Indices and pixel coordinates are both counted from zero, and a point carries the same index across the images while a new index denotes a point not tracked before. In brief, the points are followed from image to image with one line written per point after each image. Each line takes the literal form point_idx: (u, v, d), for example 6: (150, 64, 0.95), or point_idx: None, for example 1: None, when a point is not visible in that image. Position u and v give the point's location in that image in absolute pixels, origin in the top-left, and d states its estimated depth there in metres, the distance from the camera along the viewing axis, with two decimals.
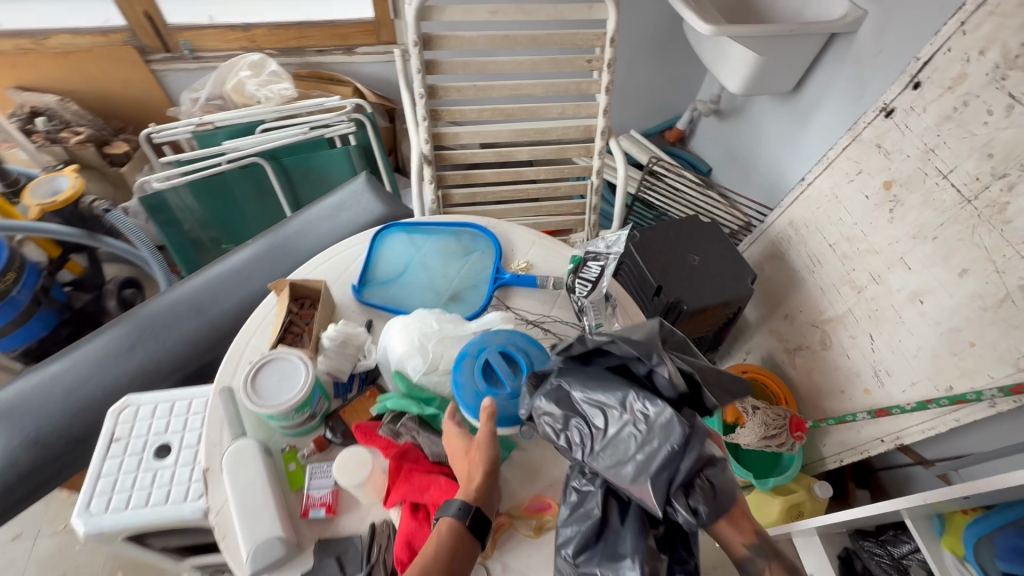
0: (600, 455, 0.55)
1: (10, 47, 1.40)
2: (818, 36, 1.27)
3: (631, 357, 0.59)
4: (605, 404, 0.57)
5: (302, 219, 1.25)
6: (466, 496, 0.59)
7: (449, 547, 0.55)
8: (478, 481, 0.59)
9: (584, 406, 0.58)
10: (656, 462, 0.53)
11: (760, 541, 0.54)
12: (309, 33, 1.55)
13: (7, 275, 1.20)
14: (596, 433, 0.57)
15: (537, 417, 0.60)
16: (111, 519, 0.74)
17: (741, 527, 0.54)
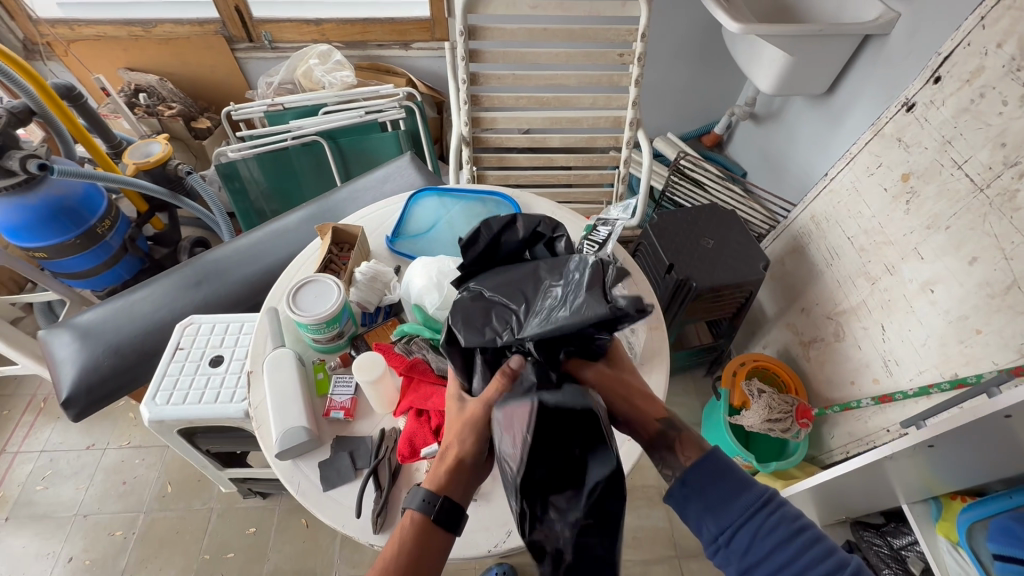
0: (526, 321, 0.59)
1: (124, 33, 1.65)
2: (850, 37, 1.30)
3: (519, 244, 0.71)
4: (509, 289, 0.65)
5: (351, 188, 1.40)
6: (432, 485, 0.58)
7: (414, 539, 0.55)
8: (446, 472, 0.58)
9: (494, 297, 0.64)
10: (584, 283, 0.58)
11: (669, 417, 0.62)
12: (372, 28, 1.72)
13: (105, 221, 1.41)
14: (515, 313, 0.62)
15: (457, 323, 0.63)
16: (171, 410, 0.88)
17: (650, 404, 0.63)
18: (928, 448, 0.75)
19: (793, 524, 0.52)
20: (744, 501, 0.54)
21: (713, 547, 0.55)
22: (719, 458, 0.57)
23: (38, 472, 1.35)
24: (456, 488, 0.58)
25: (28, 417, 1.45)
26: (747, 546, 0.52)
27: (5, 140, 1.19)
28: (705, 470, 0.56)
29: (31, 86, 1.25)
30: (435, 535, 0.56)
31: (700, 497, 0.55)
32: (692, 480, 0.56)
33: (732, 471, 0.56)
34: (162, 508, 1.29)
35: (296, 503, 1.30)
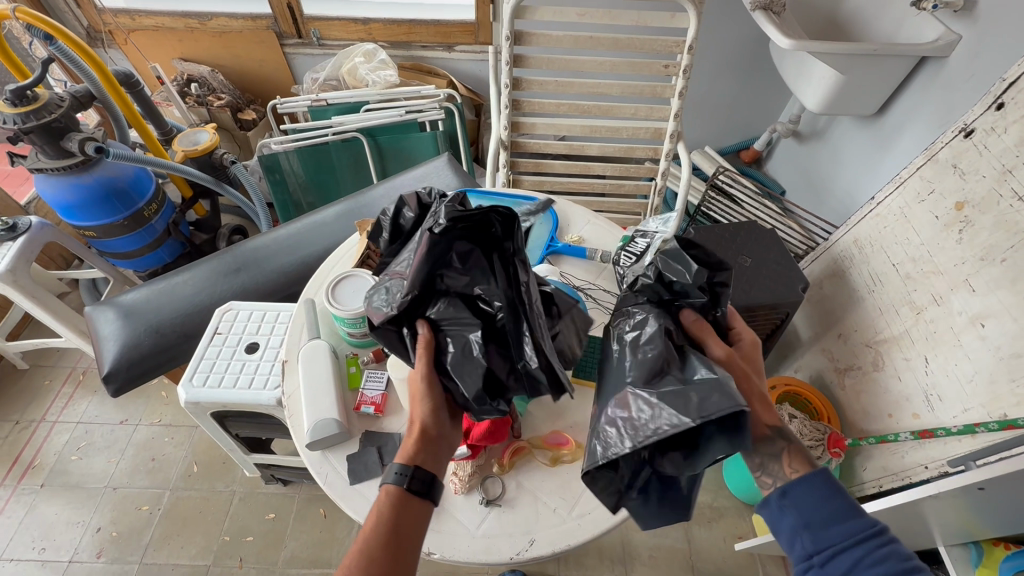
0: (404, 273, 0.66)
1: (181, 25, 1.71)
2: (905, 58, 1.26)
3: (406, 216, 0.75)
4: (401, 255, 0.70)
5: (387, 186, 1.42)
6: (403, 458, 0.61)
7: (393, 510, 0.59)
8: (415, 444, 0.62)
9: (391, 270, 0.70)
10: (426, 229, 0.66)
11: (780, 429, 0.63)
12: (417, 30, 1.75)
13: (152, 205, 1.46)
14: (401, 273, 0.68)
15: (370, 300, 0.68)
16: (206, 392, 0.90)
17: (767, 411, 0.63)
18: (978, 490, 0.72)
19: (900, 562, 0.50)
20: (853, 525, 0.54)
21: (803, 565, 0.54)
22: (831, 484, 0.57)
23: (74, 443, 1.40)
24: (423, 449, 0.62)
25: (67, 389, 1.50)
26: (843, 569, 0.52)
27: (66, 123, 1.25)
28: (811, 486, 0.57)
29: (95, 74, 1.31)
30: (414, 503, 0.60)
31: (800, 512, 0.56)
32: (795, 494, 0.57)
33: (841, 497, 0.56)
34: (187, 488, 1.33)
35: (315, 492, 1.32)
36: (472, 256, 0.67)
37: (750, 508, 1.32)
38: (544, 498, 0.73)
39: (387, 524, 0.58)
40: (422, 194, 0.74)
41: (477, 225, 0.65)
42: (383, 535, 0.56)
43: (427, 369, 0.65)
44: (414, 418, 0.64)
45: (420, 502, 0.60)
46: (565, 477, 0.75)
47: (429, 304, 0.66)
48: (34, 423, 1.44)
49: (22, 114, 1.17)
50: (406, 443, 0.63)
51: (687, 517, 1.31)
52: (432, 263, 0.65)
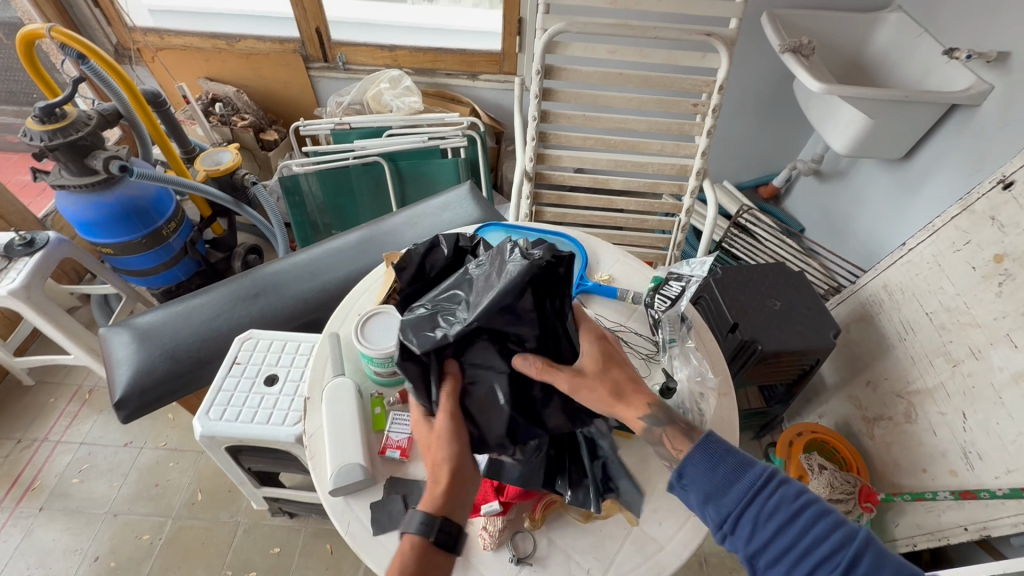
0: (473, 306, 0.63)
1: (209, 46, 1.72)
2: (935, 106, 1.26)
3: (437, 256, 0.73)
4: (449, 289, 0.68)
5: (408, 214, 1.40)
6: (430, 508, 0.58)
7: (416, 562, 0.56)
8: (440, 490, 0.59)
9: (436, 302, 0.66)
10: (502, 265, 0.65)
11: (655, 412, 0.66)
12: (443, 58, 1.77)
13: (171, 223, 1.45)
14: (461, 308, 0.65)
15: (414, 330, 0.63)
16: (223, 426, 0.87)
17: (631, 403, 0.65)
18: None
19: (790, 506, 0.53)
20: (746, 482, 0.56)
21: (720, 535, 0.57)
22: (717, 445, 0.61)
23: (76, 464, 1.36)
24: (448, 499, 0.59)
25: (72, 407, 1.47)
26: (749, 533, 0.54)
27: (92, 140, 1.24)
28: (696, 458, 0.60)
29: (124, 92, 1.31)
30: (439, 554, 0.57)
31: (698, 487, 0.59)
32: (689, 471, 0.60)
33: (730, 456, 0.59)
34: (190, 516, 1.28)
35: (322, 526, 1.27)
36: (526, 300, 0.64)
37: None
38: (577, 557, 0.70)
39: None
40: (461, 240, 0.74)
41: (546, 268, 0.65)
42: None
43: (450, 411, 0.62)
44: (434, 464, 0.61)
45: (444, 556, 0.58)
46: (598, 535, 0.71)
47: (467, 343, 0.64)
48: (36, 442, 1.40)
49: (49, 132, 1.17)
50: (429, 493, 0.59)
51: (707, 567, 1.26)
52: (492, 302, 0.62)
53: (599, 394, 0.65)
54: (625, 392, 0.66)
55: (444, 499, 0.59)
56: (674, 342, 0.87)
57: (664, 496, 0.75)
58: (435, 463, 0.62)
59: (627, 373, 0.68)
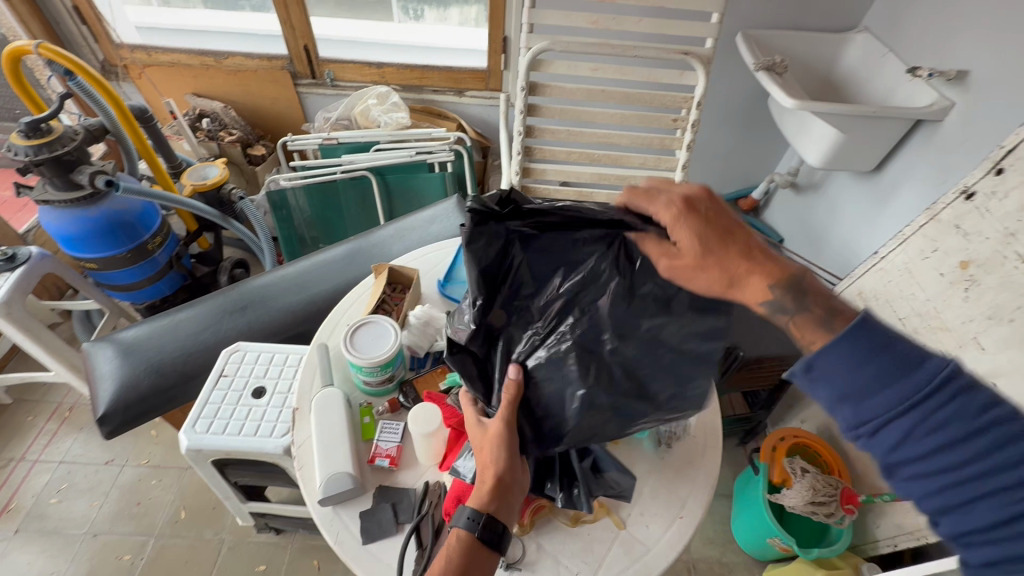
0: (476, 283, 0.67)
1: (197, 62, 1.74)
2: (901, 121, 1.32)
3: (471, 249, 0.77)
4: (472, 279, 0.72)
5: (396, 227, 1.42)
6: (476, 504, 0.60)
7: (461, 559, 0.58)
8: (487, 491, 0.61)
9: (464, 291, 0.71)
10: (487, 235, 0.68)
11: (778, 296, 0.54)
12: (429, 75, 1.81)
13: (156, 238, 1.44)
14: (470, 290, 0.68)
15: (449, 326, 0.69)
16: (210, 439, 0.86)
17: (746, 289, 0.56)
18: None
19: (968, 422, 0.40)
20: (912, 384, 0.43)
21: (853, 438, 0.46)
22: (873, 334, 0.46)
23: (54, 484, 1.33)
24: (495, 501, 0.60)
25: (51, 426, 1.44)
26: (896, 442, 0.43)
27: (78, 155, 1.24)
28: (837, 353, 0.46)
29: (111, 108, 1.31)
30: (479, 555, 0.59)
31: (832, 384, 0.47)
32: (820, 364, 0.48)
33: (893, 350, 0.44)
34: (173, 535, 1.26)
35: (309, 542, 1.25)
36: (540, 267, 0.68)
37: (760, 565, 1.29)
38: (566, 561, 0.70)
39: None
40: None
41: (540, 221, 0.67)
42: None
43: (506, 418, 0.63)
44: (485, 467, 0.63)
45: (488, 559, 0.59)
46: (586, 539, 0.72)
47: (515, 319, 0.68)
48: (13, 462, 1.37)
49: (34, 147, 1.16)
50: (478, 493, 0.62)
51: (695, 573, 1.27)
52: (493, 281, 0.67)
53: (710, 278, 0.58)
54: (739, 275, 0.56)
55: (495, 501, 0.60)
56: None
57: (651, 499, 0.77)
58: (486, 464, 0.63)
59: (742, 248, 0.57)
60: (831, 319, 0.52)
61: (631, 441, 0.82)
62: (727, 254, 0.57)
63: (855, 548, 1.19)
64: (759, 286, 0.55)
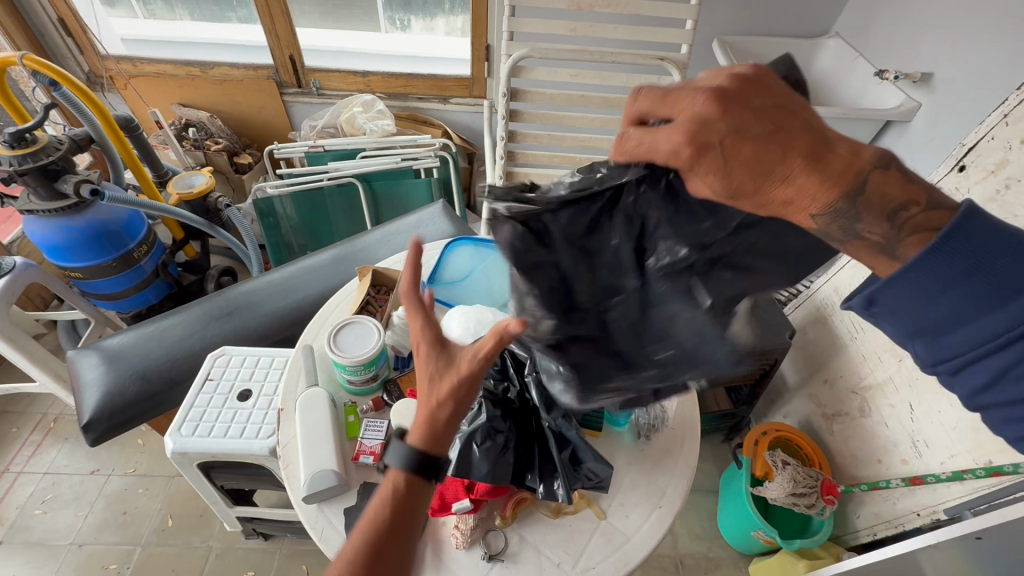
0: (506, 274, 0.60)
1: (183, 73, 1.76)
2: (872, 122, 1.36)
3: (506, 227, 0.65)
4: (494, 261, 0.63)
5: (382, 232, 1.43)
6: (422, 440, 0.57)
7: (398, 494, 0.56)
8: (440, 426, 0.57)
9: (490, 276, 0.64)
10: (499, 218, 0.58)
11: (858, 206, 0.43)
12: (414, 83, 1.84)
13: (142, 246, 1.45)
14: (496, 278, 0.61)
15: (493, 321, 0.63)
16: (195, 442, 0.87)
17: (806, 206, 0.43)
18: (975, 539, 0.73)
19: None
20: (1000, 318, 0.40)
21: (929, 369, 0.46)
22: (957, 254, 0.41)
23: (39, 495, 1.32)
24: (438, 437, 0.57)
25: (36, 437, 1.43)
26: (981, 381, 0.43)
27: (63, 164, 1.25)
28: (903, 287, 0.43)
29: (96, 118, 1.32)
30: (419, 490, 0.57)
31: (900, 320, 0.45)
32: (885, 298, 0.45)
33: (979, 277, 0.41)
34: (160, 543, 1.25)
35: (298, 547, 1.25)
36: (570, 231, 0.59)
37: (746, 559, 1.31)
38: (548, 552, 0.72)
39: (384, 513, 0.55)
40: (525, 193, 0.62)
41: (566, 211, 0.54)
42: (377, 531, 0.54)
43: (484, 357, 0.56)
44: (433, 402, 0.57)
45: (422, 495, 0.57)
46: (568, 530, 0.74)
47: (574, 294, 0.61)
48: None
49: (19, 157, 1.17)
50: (419, 428, 0.57)
51: (683, 568, 1.29)
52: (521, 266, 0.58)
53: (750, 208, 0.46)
54: (788, 206, 0.44)
55: (439, 438, 0.57)
56: None
57: (631, 489, 0.78)
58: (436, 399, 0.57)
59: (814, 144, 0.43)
60: (903, 234, 0.43)
61: (612, 434, 0.84)
62: (769, 177, 0.43)
63: (837, 539, 1.21)
64: (807, 216, 0.44)
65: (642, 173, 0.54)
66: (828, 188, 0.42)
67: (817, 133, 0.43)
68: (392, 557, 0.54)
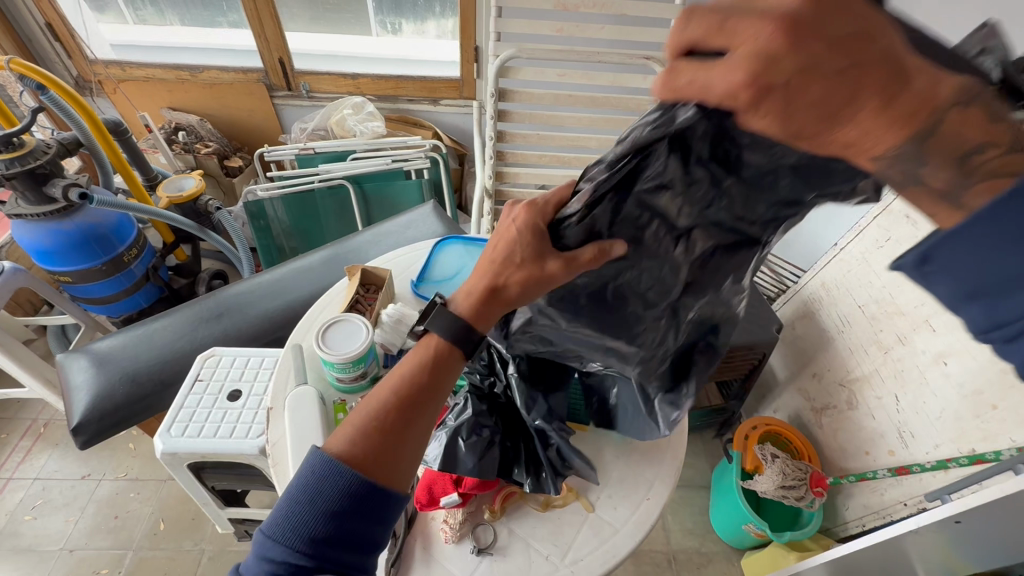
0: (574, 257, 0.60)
1: (172, 77, 1.76)
2: None
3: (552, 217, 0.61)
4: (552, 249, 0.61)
5: (373, 232, 1.44)
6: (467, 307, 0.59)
7: (428, 364, 0.57)
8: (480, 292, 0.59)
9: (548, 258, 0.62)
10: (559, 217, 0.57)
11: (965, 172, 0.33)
12: (404, 85, 1.84)
13: (132, 250, 1.44)
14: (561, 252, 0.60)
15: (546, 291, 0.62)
16: (184, 442, 0.87)
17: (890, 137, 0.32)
18: (955, 523, 0.74)
19: None
20: None
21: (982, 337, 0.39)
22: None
23: (29, 501, 1.31)
24: (485, 316, 0.59)
25: (25, 442, 1.42)
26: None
27: (51, 168, 1.24)
28: (957, 245, 0.36)
29: (85, 122, 1.32)
30: (450, 359, 0.58)
31: (953, 278, 0.38)
32: (942, 254, 0.37)
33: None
34: (152, 547, 1.25)
35: None
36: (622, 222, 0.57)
37: (739, 553, 1.32)
38: (536, 544, 0.72)
39: (411, 388, 0.55)
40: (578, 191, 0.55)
41: (627, 184, 0.51)
42: (405, 390, 0.54)
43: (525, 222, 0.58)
44: (494, 281, 0.59)
45: (450, 377, 0.58)
46: (556, 523, 0.74)
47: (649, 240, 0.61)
48: None
49: (6, 161, 1.17)
50: (472, 297, 0.59)
51: (676, 563, 1.29)
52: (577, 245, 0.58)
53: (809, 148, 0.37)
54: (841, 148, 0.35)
55: (485, 316, 0.59)
56: None
57: (618, 482, 0.79)
58: (497, 272, 0.59)
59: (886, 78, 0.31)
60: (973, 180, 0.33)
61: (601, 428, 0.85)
62: (829, 121, 0.33)
63: (828, 531, 1.22)
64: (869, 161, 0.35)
65: (698, 118, 0.42)
66: (892, 133, 0.32)
67: (893, 64, 0.31)
68: (417, 422, 0.54)
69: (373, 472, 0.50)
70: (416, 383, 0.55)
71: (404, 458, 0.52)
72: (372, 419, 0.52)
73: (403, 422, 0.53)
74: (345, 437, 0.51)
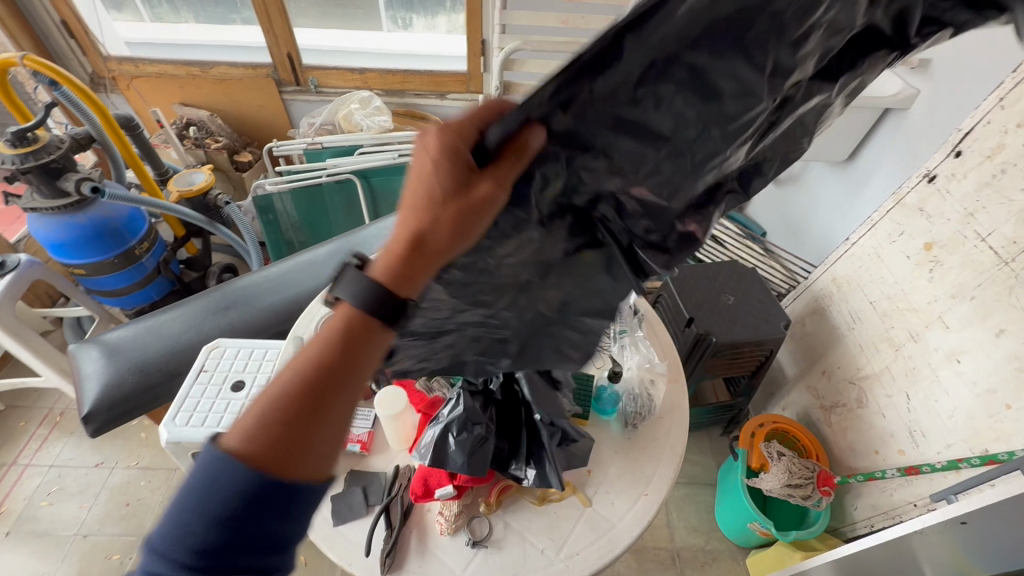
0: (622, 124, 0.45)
1: (184, 73, 1.78)
2: (870, 110, 1.35)
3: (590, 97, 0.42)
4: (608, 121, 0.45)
5: (378, 226, 1.45)
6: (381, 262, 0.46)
7: (339, 333, 0.45)
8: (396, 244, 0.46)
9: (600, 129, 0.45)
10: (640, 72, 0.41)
11: None
12: (411, 79, 1.85)
13: (144, 243, 1.47)
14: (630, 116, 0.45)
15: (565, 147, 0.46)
16: (188, 432, 0.88)
17: None
18: (961, 524, 0.72)
19: None
20: None
21: None
22: None
23: (45, 486, 1.35)
24: (406, 274, 0.46)
25: (43, 431, 1.46)
26: None
27: (64, 163, 1.27)
28: None
29: (96, 116, 1.34)
30: (371, 324, 0.46)
31: None
32: None
33: None
34: None
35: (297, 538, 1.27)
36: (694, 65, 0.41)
37: (745, 551, 1.30)
38: (532, 537, 0.72)
39: (316, 361, 0.44)
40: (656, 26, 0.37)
41: None
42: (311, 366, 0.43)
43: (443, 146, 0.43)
44: (414, 224, 0.46)
45: (378, 353, 0.47)
46: (553, 517, 0.74)
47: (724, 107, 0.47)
48: (5, 466, 1.38)
49: (20, 155, 1.19)
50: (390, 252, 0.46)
51: (680, 561, 1.28)
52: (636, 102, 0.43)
53: None
54: None
55: (410, 276, 0.46)
56: (625, 333, 0.91)
57: (616, 477, 0.78)
58: (422, 218, 0.45)
59: None
60: None
61: (600, 423, 0.85)
62: None
63: (835, 531, 1.20)
64: None
65: None
66: None
67: None
68: (332, 406, 0.44)
69: (276, 475, 0.40)
70: (328, 362, 0.44)
71: (316, 446, 0.42)
72: (273, 406, 0.42)
73: (313, 411, 0.43)
74: (242, 430, 0.41)
